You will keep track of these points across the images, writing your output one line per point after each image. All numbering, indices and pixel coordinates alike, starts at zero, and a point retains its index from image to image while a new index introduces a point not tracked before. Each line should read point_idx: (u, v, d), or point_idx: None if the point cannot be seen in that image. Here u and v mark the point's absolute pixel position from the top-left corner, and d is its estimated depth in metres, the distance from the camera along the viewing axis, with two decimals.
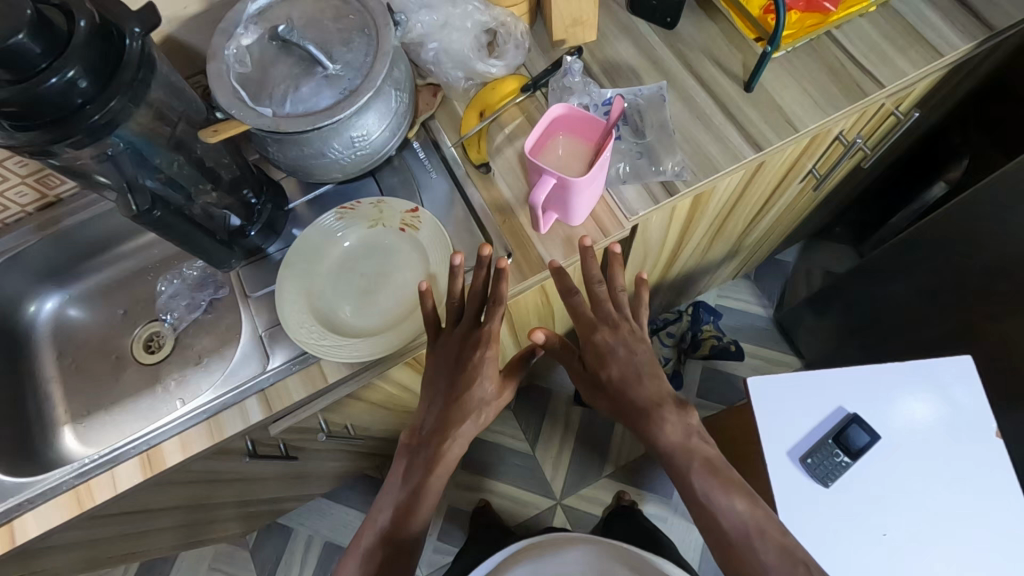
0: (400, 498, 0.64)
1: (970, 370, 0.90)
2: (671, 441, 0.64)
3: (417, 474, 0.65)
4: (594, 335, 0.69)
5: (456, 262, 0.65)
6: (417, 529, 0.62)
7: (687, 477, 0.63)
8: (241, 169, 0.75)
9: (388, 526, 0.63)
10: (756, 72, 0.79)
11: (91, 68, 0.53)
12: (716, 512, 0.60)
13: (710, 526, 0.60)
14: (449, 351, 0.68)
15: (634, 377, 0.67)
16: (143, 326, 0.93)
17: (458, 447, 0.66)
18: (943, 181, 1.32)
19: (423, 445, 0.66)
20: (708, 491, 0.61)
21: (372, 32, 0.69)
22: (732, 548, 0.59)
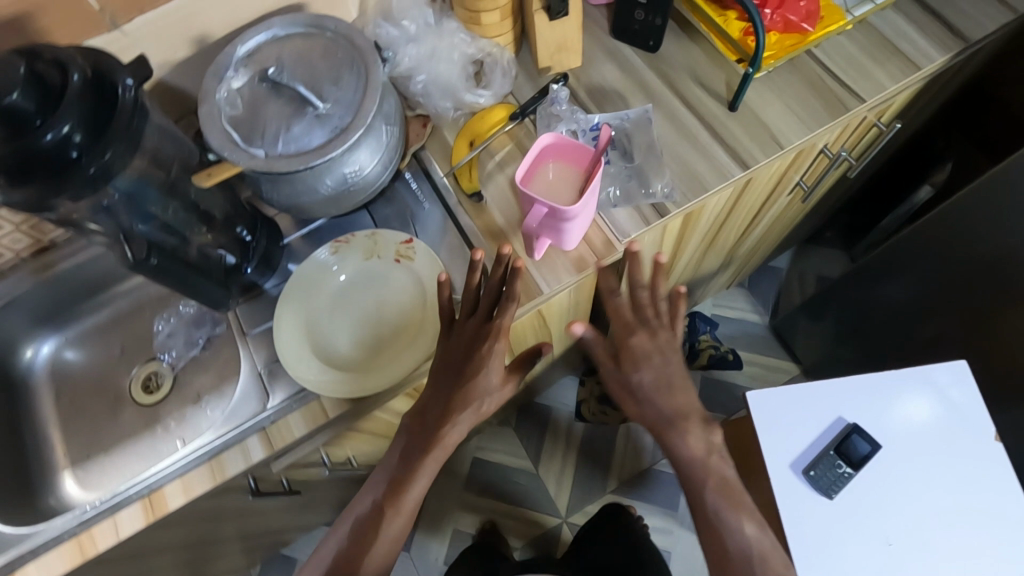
0: (398, 471, 0.66)
1: (964, 376, 0.90)
2: (693, 455, 0.65)
3: (417, 452, 0.66)
4: (631, 341, 0.70)
5: (477, 259, 0.66)
6: (412, 499, 0.64)
7: (700, 496, 0.65)
8: (233, 208, 0.75)
9: (385, 496, 0.65)
10: (739, 91, 0.81)
11: (87, 122, 0.53)
12: (722, 539, 0.63)
13: (714, 539, 0.63)
14: (461, 338, 0.68)
15: (664, 387, 0.68)
16: (140, 365, 0.93)
17: (459, 430, 0.67)
18: (929, 184, 1.30)
19: (425, 424, 0.67)
20: (718, 511, 0.63)
21: (361, 69, 0.70)
22: (733, 568, 0.62)
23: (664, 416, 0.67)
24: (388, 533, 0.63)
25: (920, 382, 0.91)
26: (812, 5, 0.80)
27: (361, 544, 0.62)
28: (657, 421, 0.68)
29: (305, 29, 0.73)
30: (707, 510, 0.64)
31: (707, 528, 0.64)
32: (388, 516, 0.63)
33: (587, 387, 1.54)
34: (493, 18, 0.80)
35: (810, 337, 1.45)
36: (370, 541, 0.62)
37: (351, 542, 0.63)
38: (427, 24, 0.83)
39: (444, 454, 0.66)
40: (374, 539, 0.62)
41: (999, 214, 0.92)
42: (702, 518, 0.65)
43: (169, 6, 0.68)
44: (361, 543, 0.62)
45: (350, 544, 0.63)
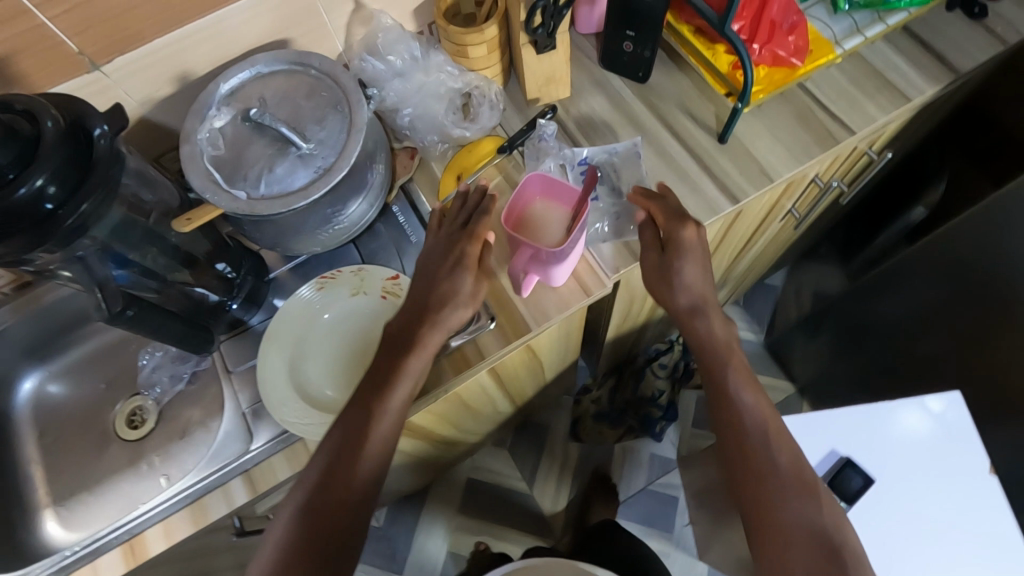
0: (381, 369, 0.67)
1: (960, 408, 0.89)
2: (716, 337, 0.72)
3: (399, 353, 0.67)
4: (681, 234, 0.72)
5: (461, 186, 0.76)
6: (397, 399, 0.65)
7: (717, 367, 0.71)
8: (217, 247, 0.75)
9: (369, 398, 0.65)
10: (728, 125, 0.80)
11: (64, 174, 0.52)
12: (734, 410, 0.69)
13: (731, 418, 0.68)
14: (443, 241, 0.72)
15: (701, 290, 0.73)
16: (124, 401, 0.91)
17: (438, 332, 0.68)
18: (923, 205, 1.26)
19: (404, 330, 0.68)
20: (728, 384, 0.70)
21: (345, 108, 0.69)
22: (748, 437, 0.67)
23: (688, 306, 0.73)
24: (382, 430, 0.65)
25: (914, 415, 0.90)
26: (801, 40, 0.79)
27: (351, 441, 0.64)
28: (683, 310, 0.73)
29: (289, 66, 0.72)
30: (720, 379, 0.71)
31: (720, 400, 0.70)
32: (376, 412, 0.65)
33: (583, 406, 1.53)
34: (480, 51, 0.79)
35: (805, 356, 1.44)
36: (362, 437, 0.64)
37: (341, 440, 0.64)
38: (414, 57, 0.82)
39: (427, 352, 0.68)
40: (364, 432, 0.64)
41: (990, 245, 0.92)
42: (715, 393, 0.71)
43: (151, 46, 0.67)
44: (353, 438, 0.64)
45: (341, 445, 0.64)
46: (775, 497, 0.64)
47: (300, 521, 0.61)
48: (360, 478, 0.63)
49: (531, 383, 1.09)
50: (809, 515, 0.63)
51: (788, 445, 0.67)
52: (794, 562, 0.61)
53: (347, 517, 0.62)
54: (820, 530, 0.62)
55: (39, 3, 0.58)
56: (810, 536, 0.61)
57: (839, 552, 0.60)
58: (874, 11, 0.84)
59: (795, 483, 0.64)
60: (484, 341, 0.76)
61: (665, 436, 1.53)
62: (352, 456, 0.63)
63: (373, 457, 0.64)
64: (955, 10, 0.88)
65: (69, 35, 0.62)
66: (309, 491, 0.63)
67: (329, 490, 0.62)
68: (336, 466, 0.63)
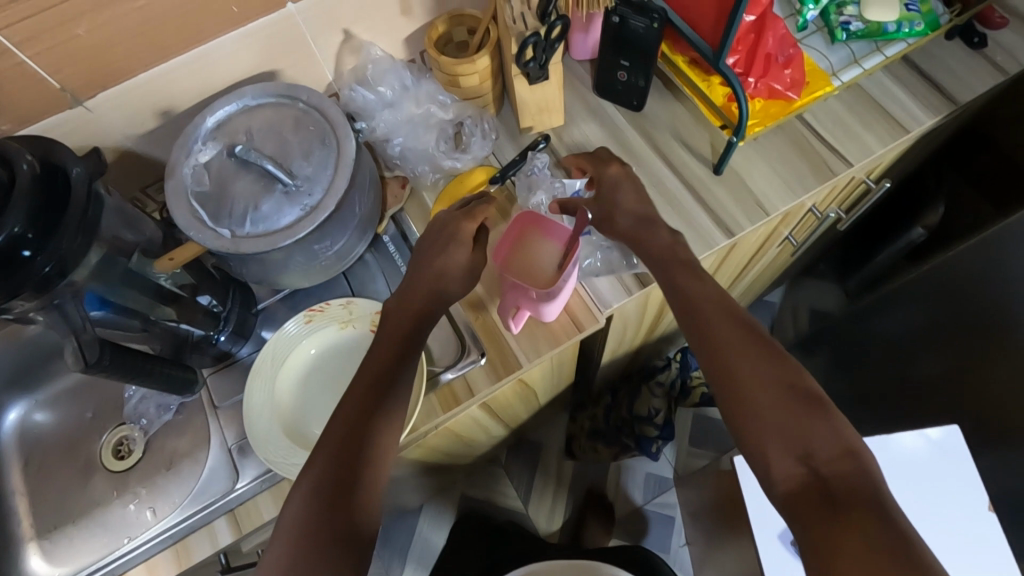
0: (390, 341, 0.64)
1: (958, 444, 0.86)
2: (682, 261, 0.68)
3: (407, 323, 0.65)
4: (607, 171, 0.75)
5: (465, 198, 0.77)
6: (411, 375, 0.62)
7: (672, 266, 0.67)
8: (200, 279, 0.73)
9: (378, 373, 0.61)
10: (723, 158, 0.79)
11: (40, 219, 0.51)
12: (686, 292, 0.65)
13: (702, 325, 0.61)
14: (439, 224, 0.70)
15: (646, 212, 0.73)
16: (111, 430, 0.89)
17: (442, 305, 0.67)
18: (922, 226, 1.21)
19: (409, 310, 0.66)
20: (673, 275, 0.66)
21: (333, 143, 0.68)
22: (719, 341, 0.60)
23: (632, 224, 0.72)
24: (400, 391, 0.61)
25: (910, 452, 0.87)
26: (797, 74, 0.78)
27: (361, 399, 0.59)
28: (628, 229, 0.72)
29: (277, 98, 0.70)
30: (669, 273, 0.67)
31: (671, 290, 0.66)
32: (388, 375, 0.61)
33: (578, 424, 1.50)
34: (472, 81, 0.78)
35: None
36: (379, 399, 0.59)
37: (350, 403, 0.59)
38: (404, 86, 0.81)
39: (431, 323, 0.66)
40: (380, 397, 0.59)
41: None
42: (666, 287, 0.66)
43: (135, 81, 0.66)
44: (369, 397, 0.59)
45: (354, 418, 0.58)
46: (736, 359, 0.58)
47: (314, 489, 0.53)
48: (382, 436, 0.57)
49: (525, 409, 1.05)
50: (772, 368, 0.57)
51: (741, 311, 0.62)
52: (765, 422, 0.54)
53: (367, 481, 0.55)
54: (790, 380, 0.56)
55: (18, 43, 0.57)
56: (778, 387, 0.55)
57: (809, 401, 0.54)
58: (872, 41, 0.83)
59: (753, 341, 0.59)
60: (473, 377, 0.75)
61: (661, 454, 1.51)
62: (368, 416, 0.58)
63: (389, 423, 0.58)
64: (954, 39, 0.87)
65: (50, 72, 0.61)
66: (319, 457, 0.55)
67: (348, 449, 0.55)
68: (350, 426, 0.57)
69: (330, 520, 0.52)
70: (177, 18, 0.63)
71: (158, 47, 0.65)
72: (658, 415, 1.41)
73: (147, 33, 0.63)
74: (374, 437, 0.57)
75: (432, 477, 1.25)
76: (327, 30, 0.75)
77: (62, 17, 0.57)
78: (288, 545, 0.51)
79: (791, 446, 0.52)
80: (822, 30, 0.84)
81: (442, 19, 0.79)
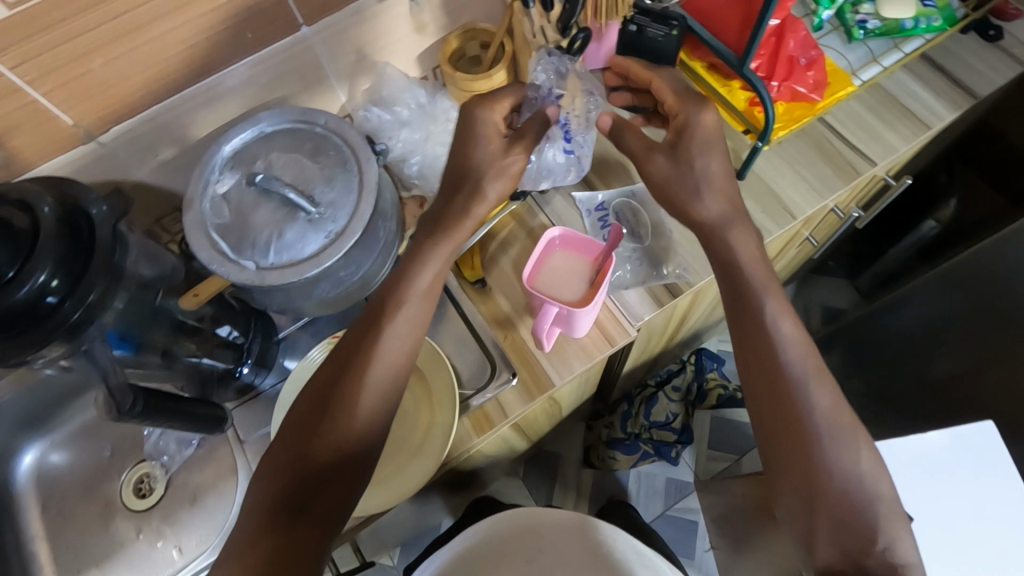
0: (367, 322, 0.60)
1: (992, 438, 0.88)
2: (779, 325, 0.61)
3: (386, 304, 0.60)
4: (698, 118, 0.64)
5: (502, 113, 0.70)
6: (385, 349, 0.58)
7: (756, 301, 0.61)
8: (220, 310, 0.71)
9: (356, 346, 0.59)
10: (747, 163, 0.78)
11: (67, 266, 0.50)
12: (773, 346, 0.60)
13: (785, 403, 0.59)
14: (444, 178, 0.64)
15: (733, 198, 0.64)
16: (131, 468, 0.85)
17: (431, 269, 0.61)
18: (934, 219, 1.19)
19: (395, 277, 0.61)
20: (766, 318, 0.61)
21: (354, 167, 0.66)
22: (802, 432, 0.58)
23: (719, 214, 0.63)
24: (371, 381, 0.57)
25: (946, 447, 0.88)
26: (819, 75, 0.77)
27: (326, 394, 0.57)
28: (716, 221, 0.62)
29: (294, 124, 0.69)
30: (761, 319, 0.61)
31: (757, 339, 0.61)
32: (358, 369, 0.57)
33: (595, 432, 1.46)
34: None
35: None
36: (349, 374, 0.57)
37: (315, 397, 0.58)
38: (421, 105, 0.79)
39: (415, 304, 0.60)
40: (343, 390, 0.57)
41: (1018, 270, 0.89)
42: (751, 332, 0.61)
43: (149, 112, 0.65)
44: (330, 408, 0.56)
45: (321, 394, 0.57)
46: (814, 446, 0.58)
47: (272, 481, 0.55)
48: (337, 428, 0.56)
49: (549, 425, 1.02)
50: (846, 462, 0.58)
51: (827, 385, 0.60)
52: (827, 513, 0.57)
53: (330, 480, 0.55)
54: (858, 475, 0.58)
55: (31, 80, 0.56)
56: (847, 485, 0.57)
57: (872, 505, 0.58)
58: (889, 38, 0.82)
59: (836, 428, 0.58)
60: (506, 399, 0.73)
61: (682, 459, 1.48)
62: (331, 415, 0.56)
63: (353, 421, 0.56)
64: (969, 33, 0.86)
65: (63, 108, 0.59)
66: (280, 450, 0.56)
67: (308, 450, 0.55)
68: (310, 426, 0.56)
69: (286, 516, 0.53)
70: (190, 47, 0.62)
71: (172, 77, 0.64)
72: (676, 418, 1.41)
73: (162, 64, 0.62)
74: (339, 438, 0.55)
75: (453, 495, 1.23)
76: (340, 52, 0.74)
77: (77, 53, 0.56)
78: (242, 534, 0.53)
79: (843, 542, 0.57)
80: (838, 29, 0.84)
81: (455, 34, 0.77)
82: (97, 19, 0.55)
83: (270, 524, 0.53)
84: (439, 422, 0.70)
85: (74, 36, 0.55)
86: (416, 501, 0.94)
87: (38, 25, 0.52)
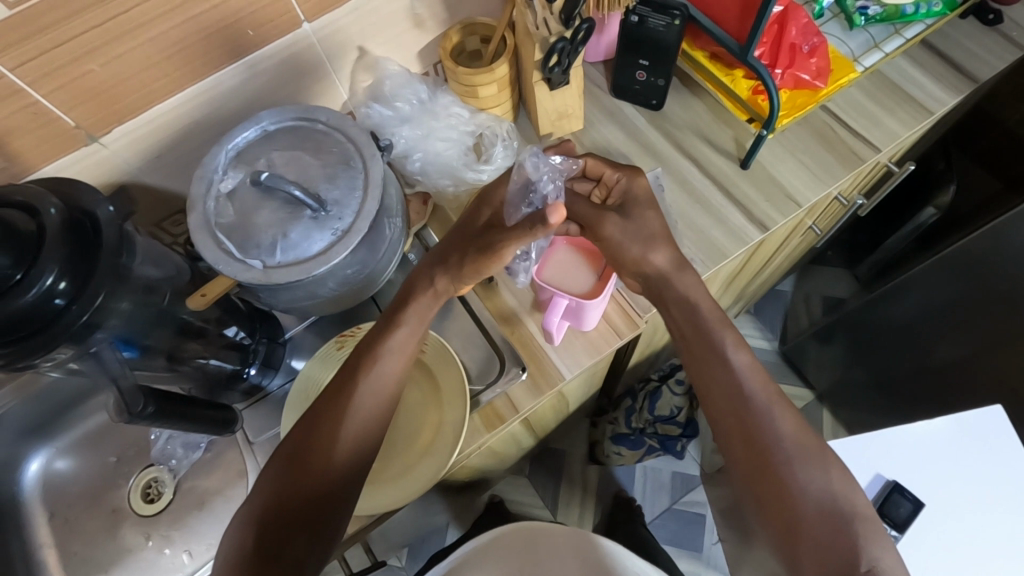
0: (343, 378, 0.60)
1: (1001, 422, 0.87)
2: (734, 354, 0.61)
3: (362, 359, 0.61)
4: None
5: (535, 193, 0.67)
6: (360, 400, 0.59)
7: (709, 339, 0.62)
8: (226, 313, 0.70)
9: (330, 397, 0.59)
10: (751, 151, 0.78)
11: (73, 268, 0.50)
12: (727, 376, 0.61)
13: (747, 430, 0.58)
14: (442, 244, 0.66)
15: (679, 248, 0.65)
16: (138, 473, 0.84)
17: (406, 330, 0.62)
18: (933, 206, 1.17)
19: (373, 333, 0.63)
20: (721, 352, 0.62)
21: (359, 164, 0.65)
22: (766, 458, 0.57)
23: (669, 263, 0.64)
24: (347, 429, 0.57)
25: (955, 431, 0.88)
26: (822, 62, 0.77)
27: (299, 446, 0.57)
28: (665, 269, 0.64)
29: (295, 122, 0.68)
30: (712, 353, 0.62)
31: (710, 371, 0.61)
32: (332, 421, 0.57)
33: (600, 429, 1.46)
34: (490, 91, 0.76)
35: (820, 365, 1.40)
36: (323, 424, 0.57)
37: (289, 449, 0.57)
38: (421, 101, 0.78)
39: (393, 359, 0.61)
40: (316, 441, 0.56)
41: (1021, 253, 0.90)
42: (706, 366, 0.62)
43: (150, 112, 0.64)
44: (300, 458, 0.56)
45: (294, 443, 0.57)
46: (783, 468, 0.56)
47: (241, 536, 0.54)
48: (310, 476, 0.55)
49: (557, 421, 1.02)
50: (818, 481, 0.56)
51: (790, 411, 0.59)
52: (808, 540, 0.54)
53: (300, 534, 0.54)
54: (830, 499, 0.55)
55: (32, 82, 0.55)
56: (823, 505, 0.55)
57: (852, 528, 0.54)
58: (890, 24, 0.82)
59: (802, 447, 0.57)
60: (516, 395, 0.73)
61: (686, 452, 1.48)
62: (303, 466, 0.55)
63: (326, 471, 0.55)
64: (968, 18, 0.87)
65: (63, 110, 0.59)
66: (252, 505, 0.56)
67: (282, 501, 0.54)
68: (282, 478, 0.55)
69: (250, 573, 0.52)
70: (190, 46, 0.61)
71: (172, 77, 0.63)
72: (679, 413, 1.36)
73: (161, 64, 0.61)
74: (311, 490, 0.55)
75: (460, 495, 1.22)
76: (340, 49, 0.73)
77: (77, 52, 0.55)
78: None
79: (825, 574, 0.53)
80: (839, 16, 0.84)
81: (456, 29, 0.77)
82: (98, 19, 0.54)
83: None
84: (450, 419, 0.69)
85: (74, 36, 0.54)
86: (425, 500, 0.94)
87: (36, 24, 0.51)
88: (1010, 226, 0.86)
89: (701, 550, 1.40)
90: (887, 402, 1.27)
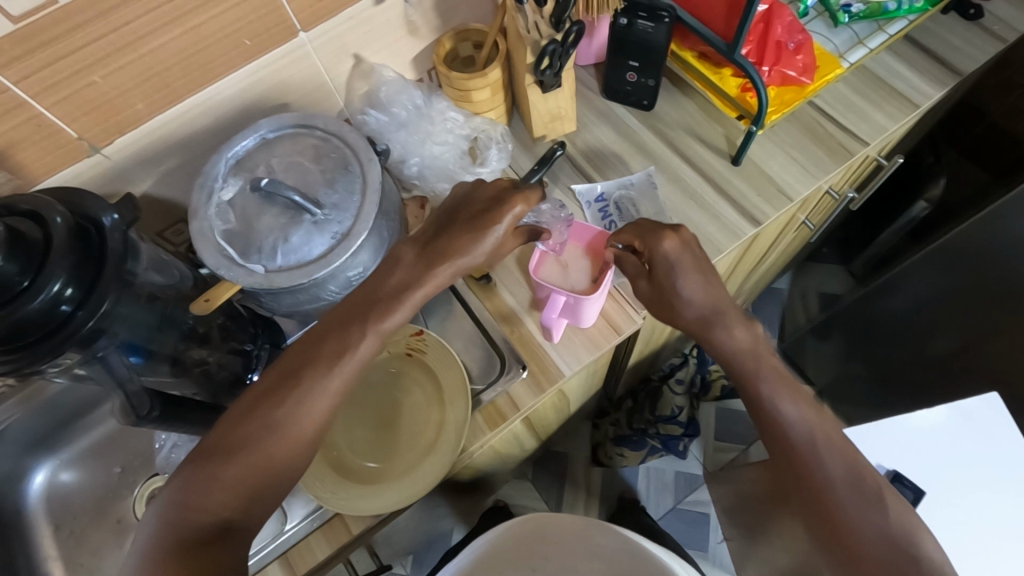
0: (310, 346, 0.57)
1: (997, 410, 0.89)
2: (777, 400, 0.60)
3: (341, 336, 0.57)
4: (662, 248, 0.64)
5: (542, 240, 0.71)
6: (336, 382, 0.55)
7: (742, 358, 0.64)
8: (230, 319, 0.72)
9: (301, 369, 0.55)
10: (742, 148, 0.79)
11: (80, 275, 0.51)
12: (780, 428, 0.59)
13: (803, 477, 0.58)
14: (417, 233, 0.65)
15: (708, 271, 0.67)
16: (144, 483, 0.83)
17: (400, 314, 0.59)
18: (923, 200, 1.17)
19: (358, 313, 0.59)
20: (773, 401, 0.60)
21: (356, 169, 0.66)
22: (828, 504, 0.57)
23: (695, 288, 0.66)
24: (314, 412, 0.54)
25: (953, 419, 0.89)
26: (808, 59, 0.79)
27: (271, 407, 0.53)
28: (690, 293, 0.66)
29: (293, 129, 0.68)
30: (761, 402, 0.61)
31: (764, 422, 0.60)
32: (309, 389, 0.54)
33: (602, 430, 1.46)
34: (484, 94, 0.78)
35: (819, 360, 1.40)
36: (288, 398, 0.53)
37: (251, 406, 0.53)
38: (417, 106, 0.79)
39: (377, 340, 0.58)
40: (288, 408, 0.53)
41: (1008, 258, 0.90)
42: (757, 415, 0.61)
43: (152, 123, 0.66)
44: (259, 430, 0.52)
45: (252, 412, 0.53)
46: (843, 513, 0.56)
47: (192, 490, 0.49)
48: (271, 451, 0.52)
49: (559, 420, 1.04)
50: (880, 525, 0.56)
51: (843, 451, 0.59)
52: None
53: (262, 501, 0.51)
54: (897, 540, 0.55)
55: (35, 94, 0.56)
56: (886, 547, 0.55)
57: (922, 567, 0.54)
58: (873, 21, 0.84)
59: (858, 491, 0.57)
60: (517, 392, 0.74)
61: (689, 452, 1.48)
62: (276, 431, 0.52)
63: (299, 440, 0.53)
64: (950, 13, 0.89)
65: (66, 122, 0.60)
66: (206, 455, 0.51)
67: (233, 472, 0.50)
68: (248, 436, 0.52)
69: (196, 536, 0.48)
70: (189, 57, 0.62)
71: (172, 88, 0.64)
72: (681, 413, 1.37)
73: (162, 75, 0.62)
74: (270, 467, 0.52)
75: (464, 500, 1.22)
76: (337, 57, 0.75)
77: (80, 64, 0.57)
78: (142, 553, 0.47)
79: None
80: (822, 15, 0.86)
81: (449, 36, 0.79)
82: (99, 31, 0.55)
83: (175, 544, 0.47)
84: (452, 418, 0.70)
85: (76, 49, 0.55)
86: (428, 504, 0.94)
87: (40, 39, 0.53)
88: (1001, 215, 0.87)
89: (708, 546, 1.40)
90: (887, 394, 1.28)
